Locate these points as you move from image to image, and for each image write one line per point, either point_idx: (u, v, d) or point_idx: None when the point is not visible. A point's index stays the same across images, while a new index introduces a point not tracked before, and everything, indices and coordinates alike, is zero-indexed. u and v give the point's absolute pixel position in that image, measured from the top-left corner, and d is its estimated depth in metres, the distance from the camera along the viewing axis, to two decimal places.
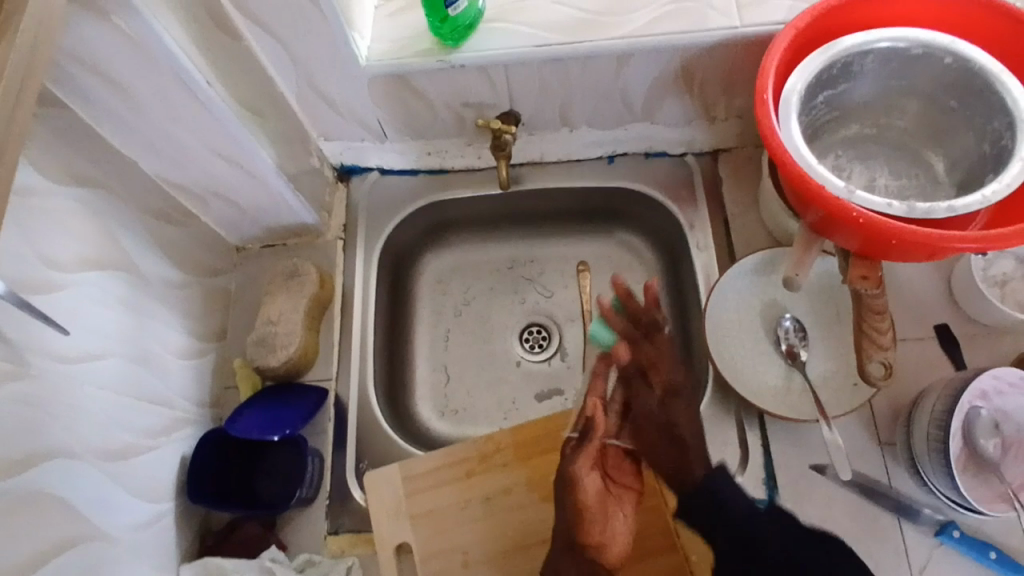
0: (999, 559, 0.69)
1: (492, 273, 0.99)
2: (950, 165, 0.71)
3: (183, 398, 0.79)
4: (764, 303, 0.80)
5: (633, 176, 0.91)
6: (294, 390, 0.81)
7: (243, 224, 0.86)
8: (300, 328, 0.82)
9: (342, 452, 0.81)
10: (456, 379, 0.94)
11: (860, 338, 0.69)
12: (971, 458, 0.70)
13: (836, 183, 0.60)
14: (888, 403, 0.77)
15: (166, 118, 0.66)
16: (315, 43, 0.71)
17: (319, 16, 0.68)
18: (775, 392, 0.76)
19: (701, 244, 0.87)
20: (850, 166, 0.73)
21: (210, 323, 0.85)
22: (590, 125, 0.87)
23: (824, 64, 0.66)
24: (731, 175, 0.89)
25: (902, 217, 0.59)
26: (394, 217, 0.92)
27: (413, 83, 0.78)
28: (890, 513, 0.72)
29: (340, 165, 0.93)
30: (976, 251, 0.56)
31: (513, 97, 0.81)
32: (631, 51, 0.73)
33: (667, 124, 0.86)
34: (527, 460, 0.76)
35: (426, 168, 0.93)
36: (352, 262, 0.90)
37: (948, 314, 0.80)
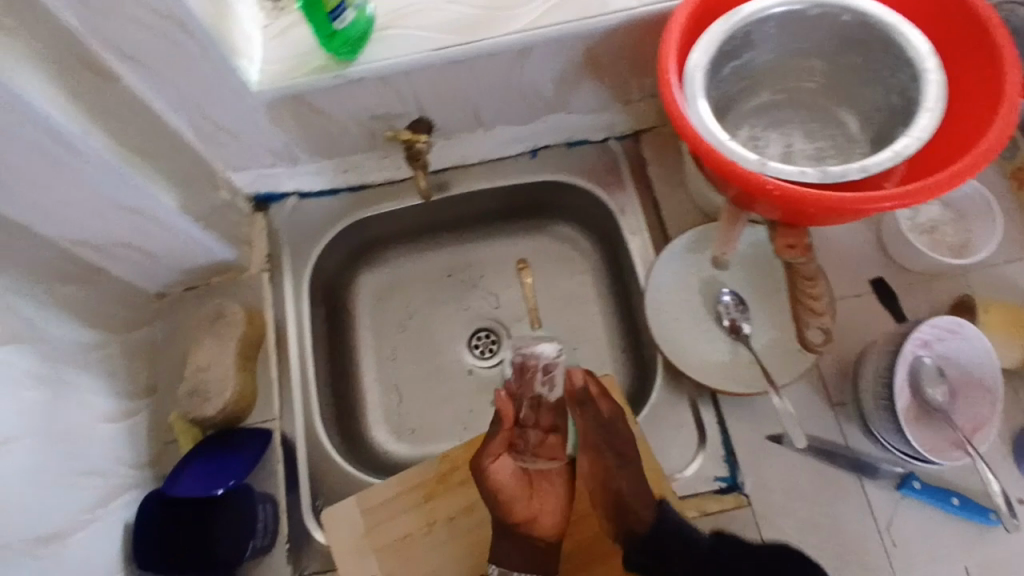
0: (961, 504, 0.70)
1: (431, 284, 0.97)
2: (861, 121, 0.71)
3: (117, 464, 0.75)
4: (702, 280, 0.79)
5: (558, 167, 0.90)
6: (234, 436, 0.78)
7: (158, 271, 0.81)
8: (232, 371, 0.78)
9: (296, 492, 0.78)
10: (408, 397, 0.91)
11: (796, 307, 0.69)
12: (921, 408, 0.71)
13: (747, 157, 0.59)
14: (835, 364, 0.77)
15: (48, 178, 0.61)
16: (200, 74, 0.67)
17: (198, 46, 0.63)
18: (723, 369, 0.75)
19: (634, 228, 0.85)
20: (765, 134, 0.73)
21: (137, 379, 0.81)
22: (505, 123, 0.85)
23: (724, 36, 0.65)
24: (654, 153, 0.88)
25: (817, 182, 0.58)
26: (320, 241, 0.89)
27: (313, 102, 0.75)
28: (851, 473, 0.73)
29: (255, 195, 0.89)
30: (895, 207, 0.55)
31: (420, 104, 0.78)
32: (531, 43, 0.70)
33: (584, 111, 0.85)
34: None
35: (348, 186, 0.90)
36: (281, 294, 0.86)
37: (883, 266, 0.80)
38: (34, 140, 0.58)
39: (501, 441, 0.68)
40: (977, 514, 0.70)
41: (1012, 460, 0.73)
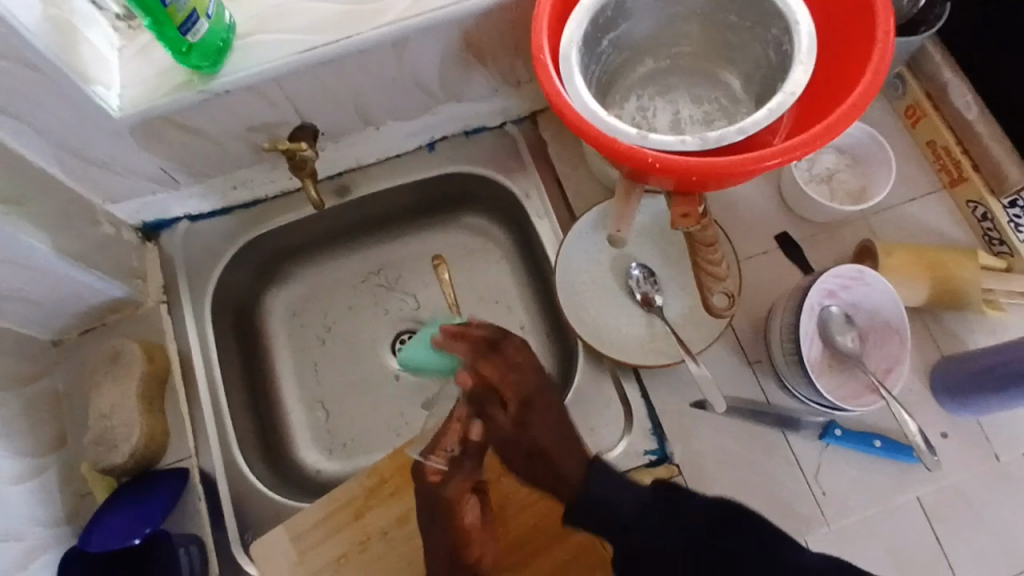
0: (883, 446, 0.72)
1: (347, 291, 0.94)
2: (743, 80, 0.70)
3: (27, 526, 0.70)
4: (612, 257, 0.78)
5: (459, 157, 0.87)
6: (149, 480, 0.74)
7: (44, 317, 0.76)
8: (138, 413, 0.74)
9: (223, 528, 0.75)
10: (335, 411, 0.89)
11: (698, 275, 0.68)
12: (834, 356, 0.72)
13: (627, 131, 0.57)
14: (751, 323, 0.77)
15: None
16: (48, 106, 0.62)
17: (37, 75, 0.58)
18: (642, 343, 0.75)
19: (541, 212, 0.84)
20: (653, 103, 0.72)
21: (38, 433, 0.76)
22: (394, 119, 0.82)
23: (595, 9, 0.63)
24: (553, 133, 0.86)
25: (699, 149, 0.57)
26: (219, 263, 0.85)
27: (182, 120, 0.70)
28: (776, 429, 0.74)
29: (143, 225, 0.84)
30: (777, 167, 0.55)
31: (300, 109, 0.74)
32: (404, 35, 0.67)
33: (475, 98, 0.82)
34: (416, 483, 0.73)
35: (240, 203, 0.86)
36: (185, 324, 0.82)
37: (786, 221, 0.81)
38: None
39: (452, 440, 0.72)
40: (895, 453, 0.72)
41: (925, 395, 0.75)
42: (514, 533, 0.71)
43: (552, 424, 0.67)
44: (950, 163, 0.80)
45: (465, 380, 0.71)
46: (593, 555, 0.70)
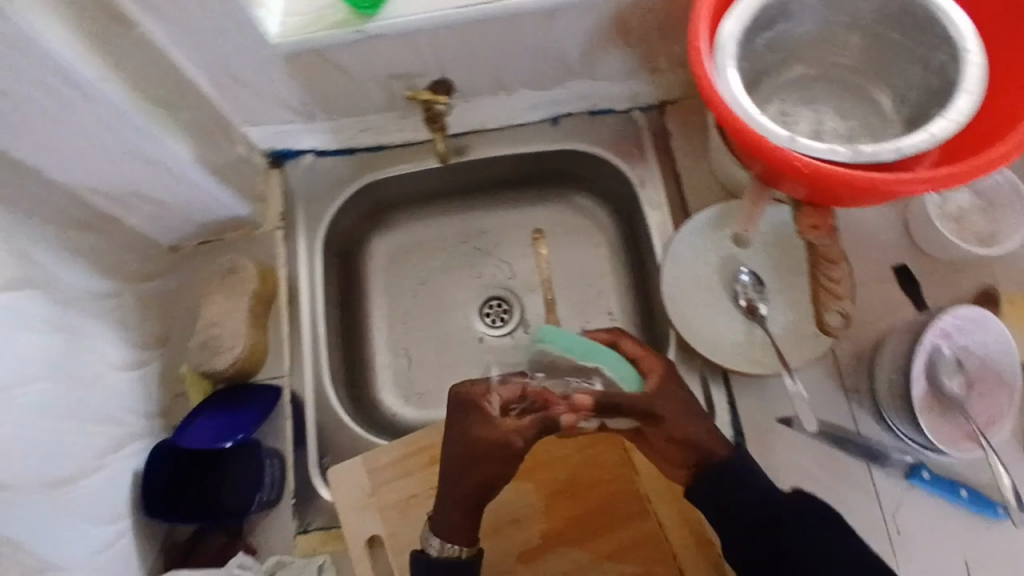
0: (970, 497, 0.70)
1: (446, 249, 0.96)
2: (895, 100, 0.68)
3: (128, 412, 0.75)
4: (721, 258, 0.77)
5: (580, 135, 0.88)
6: (244, 391, 0.78)
7: (173, 222, 0.81)
8: (244, 327, 0.78)
9: (303, 450, 0.78)
10: (417, 361, 0.91)
11: (816, 288, 0.67)
12: (936, 398, 0.69)
13: (777, 133, 0.57)
14: (852, 349, 0.76)
15: (62, 121, 0.60)
16: (220, 25, 0.65)
17: None
18: (737, 349, 0.74)
19: (654, 202, 0.84)
20: (796, 110, 0.70)
21: (150, 329, 0.81)
22: (526, 87, 0.83)
23: (758, 5, 0.62)
24: (679, 126, 0.86)
25: (849, 162, 0.56)
26: (335, 201, 0.88)
27: (332, 57, 0.73)
28: (860, 460, 0.72)
29: (271, 151, 0.87)
30: (927, 193, 0.54)
31: (442, 64, 0.76)
32: (559, 5, 0.68)
33: (609, 79, 0.82)
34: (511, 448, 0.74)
35: (363, 146, 0.88)
36: (295, 252, 0.85)
37: (906, 253, 0.78)
38: (48, 83, 0.56)
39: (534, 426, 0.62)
40: (983, 507, 0.69)
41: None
42: (576, 512, 0.72)
43: (689, 416, 0.63)
44: None
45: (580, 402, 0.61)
46: (653, 549, 0.70)
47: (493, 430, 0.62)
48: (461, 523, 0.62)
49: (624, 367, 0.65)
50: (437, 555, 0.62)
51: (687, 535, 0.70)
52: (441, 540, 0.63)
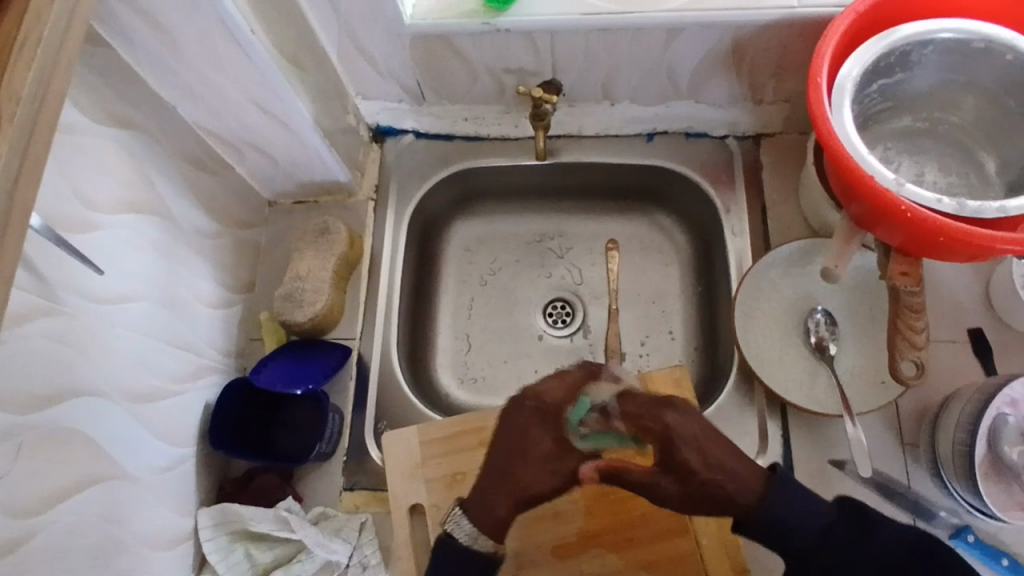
0: (1012, 567, 0.68)
1: (521, 245, 0.98)
2: (1001, 165, 0.69)
3: (210, 346, 0.79)
4: (796, 294, 0.78)
5: (671, 155, 0.90)
6: (318, 346, 0.82)
7: (278, 177, 0.85)
8: (328, 285, 0.81)
9: (362, 411, 0.81)
10: (477, 347, 0.94)
11: (893, 334, 0.67)
12: (993, 464, 0.67)
13: (885, 175, 0.58)
14: (915, 405, 0.75)
15: (209, 63, 0.65)
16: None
17: None
18: (801, 385, 0.75)
19: (736, 230, 0.85)
20: (898, 159, 0.71)
21: (240, 273, 0.85)
22: (631, 101, 0.85)
23: (881, 52, 0.64)
24: (772, 160, 0.87)
25: (952, 214, 0.57)
26: (426, 181, 0.92)
27: (456, 44, 0.77)
28: (907, 514, 0.72)
29: (375, 126, 0.92)
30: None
31: (556, 65, 0.79)
32: (682, 25, 0.71)
33: (711, 104, 0.85)
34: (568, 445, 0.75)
35: (462, 134, 0.92)
36: (382, 224, 0.89)
37: (985, 318, 0.78)
38: (207, 27, 0.61)
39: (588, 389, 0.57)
40: None
41: None
42: (616, 516, 0.73)
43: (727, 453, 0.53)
44: None
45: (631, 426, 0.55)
46: (688, 566, 0.71)
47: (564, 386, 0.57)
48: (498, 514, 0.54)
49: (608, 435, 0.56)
50: (469, 544, 0.55)
51: (723, 560, 0.72)
52: (471, 526, 0.55)
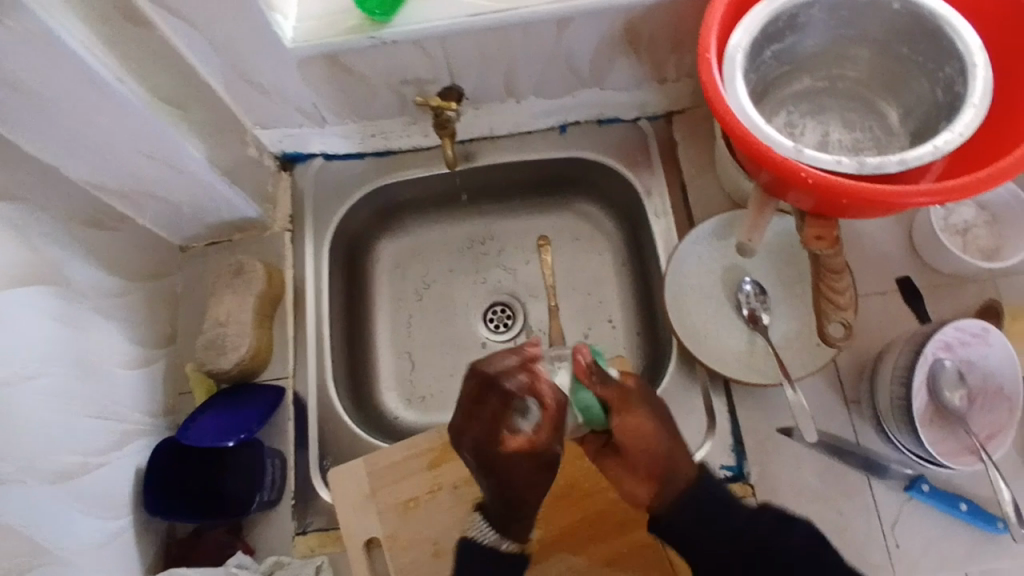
0: (970, 511, 0.69)
1: (453, 254, 0.96)
2: (903, 114, 0.68)
3: (133, 409, 0.75)
4: (724, 267, 0.78)
5: (587, 143, 0.89)
6: (248, 391, 0.78)
7: (184, 222, 0.82)
8: (250, 326, 0.78)
9: (304, 450, 0.79)
10: (420, 364, 0.92)
11: (817, 297, 0.67)
12: (937, 410, 0.69)
13: (783, 144, 0.57)
14: (853, 361, 0.75)
15: (81, 120, 0.61)
16: (240, 31, 0.67)
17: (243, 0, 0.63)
18: (741, 359, 0.74)
19: (659, 211, 0.84)
20: (802, 122, 0.70)
21: (157, 325, 0.81)
22: (537, 95, 0.83)
23: (768, 18, 0.63)
24: (686, 135, 0.87)
25: (853, 173, 0.57)
26: (343, 203, 0.89)
27: (346, 62, 0.74)
28: (859, 471, 0.72)
29: (282, 153, 0.88)
30: (929, 204, 0.54)
31: (452, 70, 0.77)
32: (571, 15, 0.69)
33: (617, 88, 0.83)
34: None
35: (372, 150, 0.89)
36: (301, 253, 0.86)
37: (912, 265, 0.78)
38: (71, 82, 0.57)
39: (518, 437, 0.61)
40: (984, 522, 0.69)
41: None
42: (576, 515, 0.72)
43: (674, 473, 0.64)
44: None
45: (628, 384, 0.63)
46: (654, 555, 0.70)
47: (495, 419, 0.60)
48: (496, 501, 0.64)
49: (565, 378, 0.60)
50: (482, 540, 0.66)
51: None
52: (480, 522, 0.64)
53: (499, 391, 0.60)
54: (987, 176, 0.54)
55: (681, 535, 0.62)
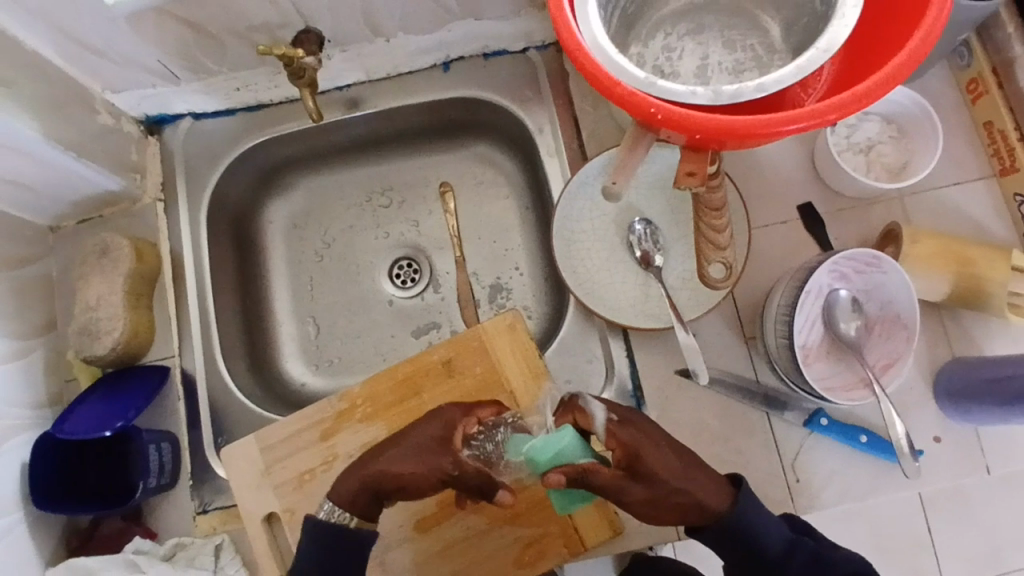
0: (871, 443, 0.68)
1: (351, 209, 0.91)
2: (786, 29, 0.62)
3: (12, 404, 0.71)
4: (616, 207, 0.73)
5: (474, 80, 0.82)
6: (131, 374, 0.75)
7: (43, 201, 0.76)
8: (122, 308, 0.74)
9: (198, 429, 0.76)
10: (325, 329, 0.88)
11: (698, 240, 0.64)
12: (832, 343, 0.66)
13: (635, 74, 0.51)
14: (752, 296, 0.72)
15: None
16: None
17: None
18: (635, 303, 0.71)
19: (551, 149, 0.79)
20: (680, 43, 0.63)
21: (31, 314, 0.76)
22: (407, 32, 0.76)
23: None
24: (577, 65, 0.80)
25: (711, 104, 0.51)
26: (220, 165, 0.83)
27: (181, 14, 0.66)
28: (760, 408, 0.70)
29: (145, 117, 0.82)
30: (789, 133, 0.48)
31: (303, 13, 0.69)
32: None
33: (495, 18, 0.76)
34: (407, 401, 0.71)
35: (243, 106, 0.83)
36: (177, 224, 0.81)
37: (813, 190, 0.74)
38: None
39: (430, 434, 0.59)
40: (886, 454, 0.67)
41: (928, 398, 0.69)
42: None
43: (706, 498, 0.55)
44: (1003, 147, 0.71)
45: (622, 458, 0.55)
46: (549, 508, 0.68)
47: (444, 425, 0.60)
48: (359, 482, 0.59)
49: (560, 441, 0.53)
50: (328, 518, 0.58)
51: None
52: (334, 504, 0.59)
53: (429, 416, 0.61)
54: (869, 88, 0.47)
55: (715, 535, 0.56)
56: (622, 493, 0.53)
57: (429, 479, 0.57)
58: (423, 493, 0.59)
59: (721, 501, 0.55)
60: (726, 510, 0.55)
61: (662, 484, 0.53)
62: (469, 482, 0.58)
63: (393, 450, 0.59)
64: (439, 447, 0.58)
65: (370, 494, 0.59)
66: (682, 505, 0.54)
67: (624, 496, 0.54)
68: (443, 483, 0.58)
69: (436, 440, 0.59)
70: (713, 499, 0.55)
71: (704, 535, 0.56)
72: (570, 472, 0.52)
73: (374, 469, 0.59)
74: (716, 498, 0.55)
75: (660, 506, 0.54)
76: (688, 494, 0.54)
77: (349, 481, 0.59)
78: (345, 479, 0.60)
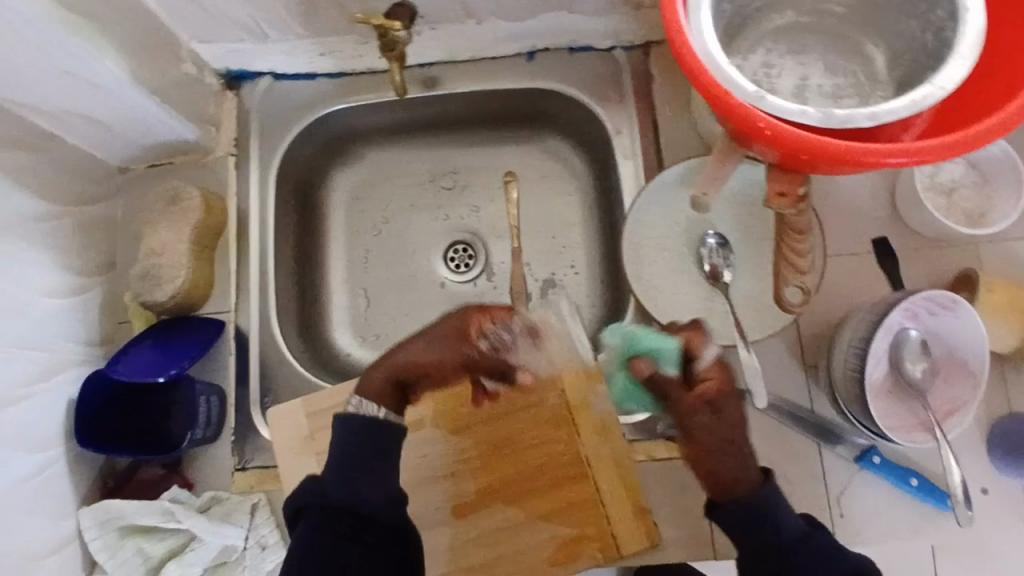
0: (921, 487, 0.67)
1: (414, 187, 0.90)
2: (890, 58, 0.61)
3: (67, 340, 0.72)
4: (689, 218, 0.73)
5: (556, 72, 0.81)
6: (186, 323, 0.76)
7: (117, 142, 0.76)
8: (185, 258, 0.75)
9: (245, 387, 0.77)
10: (375, 303, 0.88)
11: (778, 262, 0.63)
12: (896, 382, 0.65)
13: (744, 87, 0.50)
14: (816, 325, 0.71)
15: None
16: None
17: None
18: (697, 317, 0.71)
19: (626, 151, 0.79)
20: (781, 61, 0.62)
21: (94, 252, 0.77)
22: (500, 18, 0.78)
23: None
24: (662, 70, 0.80)
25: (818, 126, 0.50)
26: (293, 128, 0.83)
27: None
28: (811, 438, 0.69)
29: (226, 71, 0.82)
30: (897, 166, 0.46)
31: None
32: None
33: (586, 15, 0.77)
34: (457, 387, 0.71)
35: (326, 73, 0.83)
36: (245, 182, 0.81)
37: (891, 225, 0.73)
38: None
39: (451, 332, 0.59)
40: (935, 499, 0.67)
41: (981, 450, 0.68)
42: (513, 470, 0.69)
43: (739, 470, 0.53)
44: None
45: (708, 393, 0.54)
46: (590, 511, 0.68)
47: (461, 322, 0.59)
48: (388, 379, 0.59)
49: (667, 348, 0.56)
50: (357, 412, 0.59)
51: (624, 499, 0.68)
52: (362, 397, 0.59)
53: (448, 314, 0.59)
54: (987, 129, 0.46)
55: (731, 513, 0.53)
56: (689, 418, 0.54)
57: (453, 366, 0.60)
58: (447, 376, 0.61)
59: (748, 481, 0.54)
60: (751, 488, 0.53)
61: (721, 433, 0.53)
62: (491, 363, 0.61)
63: (420, 347, 0.59)
64: (460, 340, 0.59)
65: (397, 387, 0.60)
66: (728, 465, 0.54)
67: (687, 422, 0.54)
68: (465, 367, 0.60)
69: (460, 337, 0.59)
70: (745, 474, 0.54)
71: (717, 507, 0.54)
72: (654, 373, 0.57)
73: (403, 363, 0.59)
74: (751, 473, 0.54)
75: (706, 451, 0.54)
76: (736, 458, 0.53)
77: (378, 376, 0.59)
78: (372, 373, 0.60)
